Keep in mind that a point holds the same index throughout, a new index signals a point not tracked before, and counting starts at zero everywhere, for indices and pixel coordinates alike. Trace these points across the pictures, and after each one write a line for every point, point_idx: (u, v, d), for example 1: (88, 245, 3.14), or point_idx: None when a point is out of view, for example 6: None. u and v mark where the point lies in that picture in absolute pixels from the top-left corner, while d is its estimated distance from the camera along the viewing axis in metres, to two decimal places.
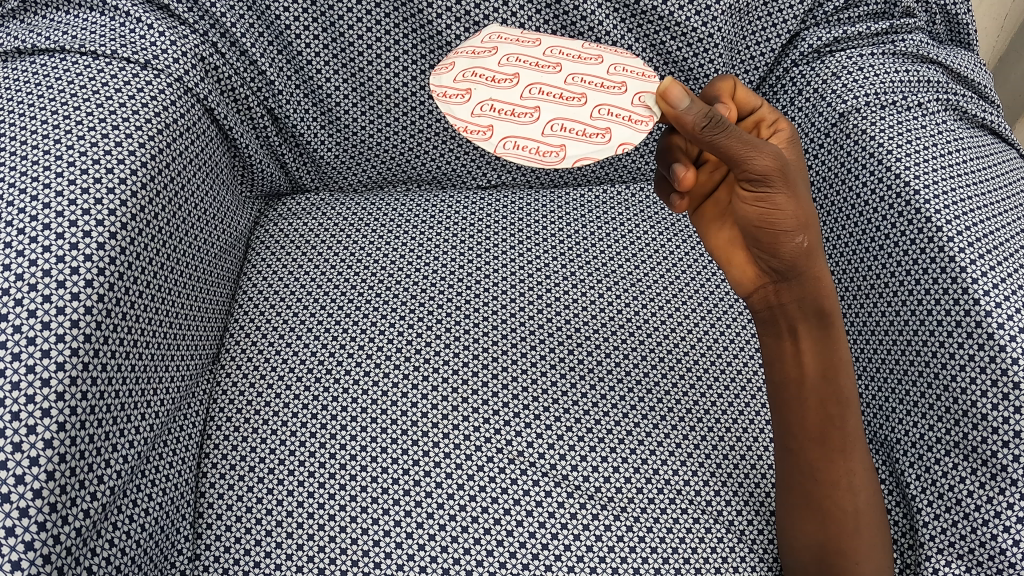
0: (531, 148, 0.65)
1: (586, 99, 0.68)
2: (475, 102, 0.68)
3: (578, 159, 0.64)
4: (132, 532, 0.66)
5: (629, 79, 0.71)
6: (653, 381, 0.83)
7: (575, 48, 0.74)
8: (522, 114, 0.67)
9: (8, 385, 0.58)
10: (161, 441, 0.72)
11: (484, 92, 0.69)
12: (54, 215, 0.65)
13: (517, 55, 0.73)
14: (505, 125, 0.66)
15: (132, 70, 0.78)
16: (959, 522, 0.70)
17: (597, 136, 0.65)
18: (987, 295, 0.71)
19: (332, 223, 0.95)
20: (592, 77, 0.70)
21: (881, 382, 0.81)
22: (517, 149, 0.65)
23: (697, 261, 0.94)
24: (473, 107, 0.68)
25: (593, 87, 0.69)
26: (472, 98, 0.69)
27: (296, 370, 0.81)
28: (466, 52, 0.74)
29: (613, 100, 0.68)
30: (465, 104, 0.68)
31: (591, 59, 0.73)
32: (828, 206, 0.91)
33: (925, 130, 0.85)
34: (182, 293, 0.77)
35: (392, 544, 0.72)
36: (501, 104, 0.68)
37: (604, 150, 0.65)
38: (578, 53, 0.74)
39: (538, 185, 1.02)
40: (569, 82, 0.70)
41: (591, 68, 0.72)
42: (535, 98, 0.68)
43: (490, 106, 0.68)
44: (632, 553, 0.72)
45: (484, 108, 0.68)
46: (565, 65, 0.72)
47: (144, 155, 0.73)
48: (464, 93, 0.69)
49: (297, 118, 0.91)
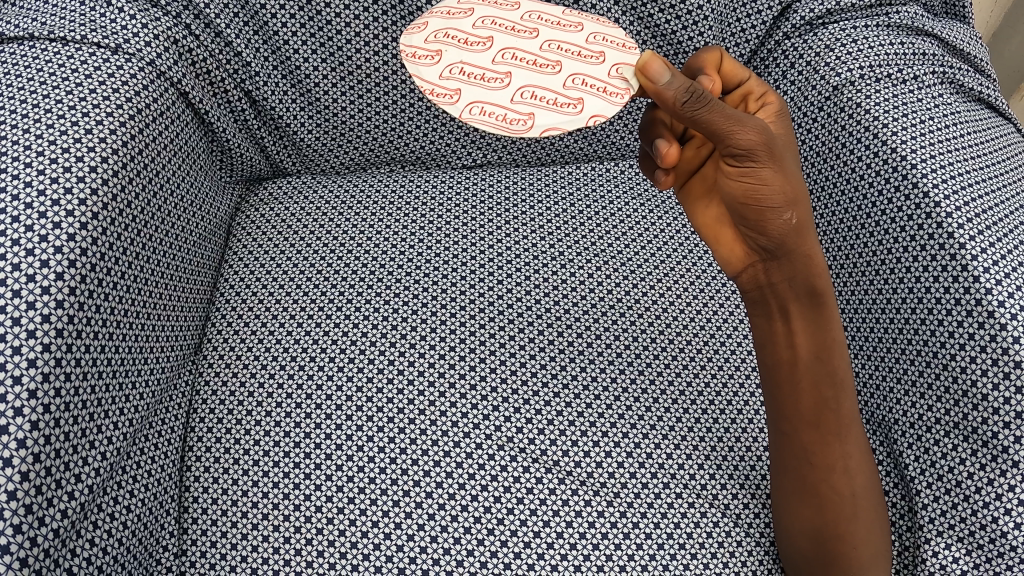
0: (498, 115, 0.64)
1: (561, 66, 0.66)
2: (445, 65, 0.67)
3: (546, 129, 0.63)
4: (114, 530, 0.64)
5: (608, 48, 0.68)
6: (644, 363, 0.82)
7: (554, 14, 0.72)
8: (493, 78, 0.66)
9: None
10: (142, 435, 0.70)
11: (455, 55, 0.67)
12: (22, 208, 0.63)
13: (493, 17, 0.70)
14: (473, 89, 0.65)
15: (103, 54, 0.76)
16: (960, 504, 0.69)
17: (569, 106, 0.64)
18: (987, 272, 0.69)
19: (314, 208, 0.93)
20: (569, 45, 0.68)
21: (878, 362, 0.79)
22: (484, 115, 0.64)
23: (689, 238, 0.92)
24: (441, 69, 0.67)
25: (569, 55, 0.67)
26: (442, 59, 0.67)
27: (279, 359, 0.79)
28: (441, 12, 0.72)
29: (589, 69, 0.66)
30: (434, 66, 0.67)
31: (571, 26, 0.70)
32: (821, 181, 0.89)
33: (921, 104, 0.83)
34: (160, 282, 0.75)
35: (380, 536, 0.70)
36: (471, 68, 0.66)
37: (575, 121, 0.63)
38: (556, 20, 0.71)
39: (525, 164, 1.00)
40: (544, 49, 0.67)
41: (570, 35, 0.69)
42: (507, 63, 0.66)
43: (459, 70, 0.66)
44: (626, 541, 0.71)
45: (453, 71, 0.66)
46: (543, 30, 0.69)
47: (116, 142, 0.71)
48: (434, 54, 0.68)
49: (275, 100, 0.89)
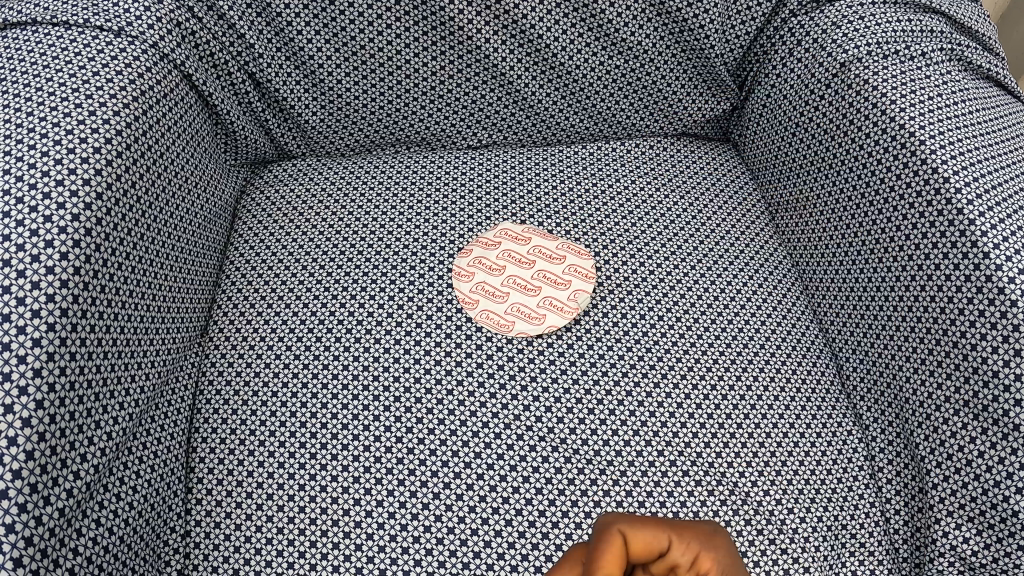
0: (492, 316, 0.80)
1: (536, 292, 0.82)
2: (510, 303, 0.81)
3: (483, 311, 0.80)
4: (126, 506, 0.65)
5: (574, 279, 0.83)
6: (653, 341, 0.81)
7: (535, 252, 0.85)
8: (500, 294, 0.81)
9: None
10: (148, 417, 0.70)
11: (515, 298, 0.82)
12: (27, 189, 0.64)
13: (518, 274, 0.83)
14: (488, 302, 0.81)
15: (105, 37, 0.75)
16: (971, 484, 0.70)
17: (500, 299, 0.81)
18: (997, 248, 0.69)
19: (319, 190, 0.91)
20: (489, 282, 0.82)
21: (886, 342, 0.78)
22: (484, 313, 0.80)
23: (696, 217, 0.92)
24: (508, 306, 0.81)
25: (489, 325, 0.79)
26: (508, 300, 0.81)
27: (285, 340, 0.79)
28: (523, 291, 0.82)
29: (550, 269, 0.84)
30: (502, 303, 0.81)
31: (529, 260, 0.84)
32: (815, 158, 0.87)
33: (930, 81, 0.81)
34: (164, 267, 0.74)
35: (384, 515, 0.70)
36: (518, 306, 0.81)
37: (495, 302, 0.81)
38: (496, 288, 0.82)
39: (530, 145, 0.97)
40: (505, 283, 0.82)
41: (529, 299, 0.81)
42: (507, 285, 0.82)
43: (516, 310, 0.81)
44: (632, 519, 0.71)
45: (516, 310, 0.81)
46: (511, 299, 0.81)
47: (120, 123, 0.71)
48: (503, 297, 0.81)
49: (278, 82, 0.86)
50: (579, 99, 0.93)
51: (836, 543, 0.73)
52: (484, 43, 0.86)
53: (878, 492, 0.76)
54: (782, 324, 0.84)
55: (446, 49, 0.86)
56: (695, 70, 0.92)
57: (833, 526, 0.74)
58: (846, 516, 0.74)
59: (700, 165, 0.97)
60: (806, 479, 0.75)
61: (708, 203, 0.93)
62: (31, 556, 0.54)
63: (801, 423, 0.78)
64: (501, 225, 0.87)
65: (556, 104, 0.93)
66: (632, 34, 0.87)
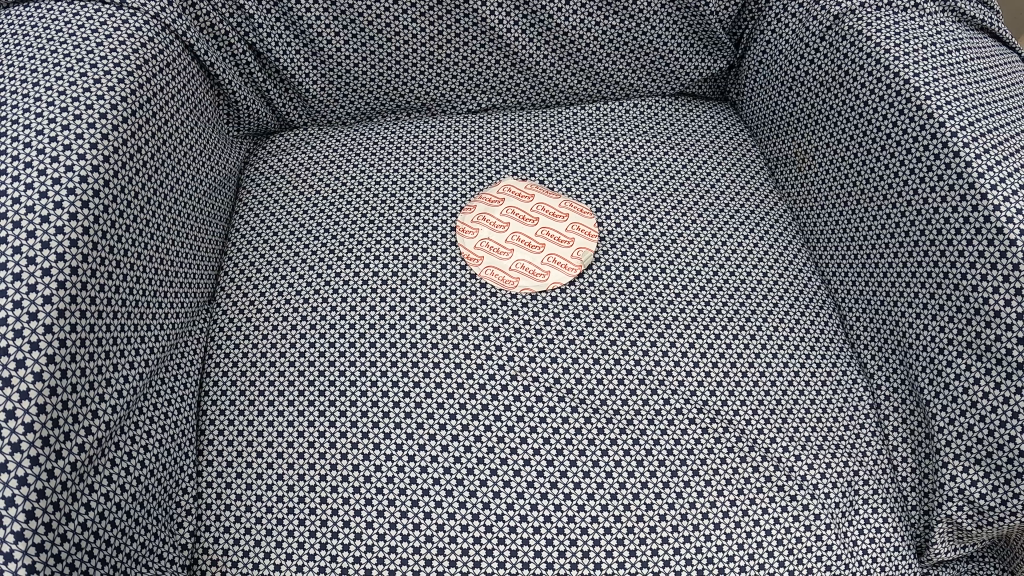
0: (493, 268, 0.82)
1: (539, 249, 0.84)
2: (513, 261, 0.83)
3: (487, 265, 0.82)
4: (143, 461, 0.65)
5: (576, 236, 0.85)
6: (654, 294, 0.82)
7: (539, 212, 0.87)
8: (504, 252, 0.83)
9: None
10: (158, 379, 0.70)
11: (517, 256, 0.83)
12: (35, 153, 0.64)
13: (523, 239, 0.85)
14: (492, 260, 0.83)
15: (107, 10, 0.77)
16: (976, 425, 0.70)
17: (504, 253, 0.83)
18: (994, 189, 0.69)
19: (321, 157, 0.92)
20: (493, 239, 0.84)
21: (889, 289, 0.79)
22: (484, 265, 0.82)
23: (694, 175, 0.93)
24: (511, 264, 0.83)
25: (495, 281, 0.81)
26: (511, 259, 0.83)
27: (292, 302, 0.80)
28: (523, 250, 0.84)
29: (552, 226, 0.86)
30: (505, 262, 0.83)
31: (532, 217, 0.87)
32: (812, 112, 0.87)
33: (924, 30, 0.82)
34: (170, 232, 0.75)
35: (393, 468, 0.70)
36: (520, 263, 0.83)
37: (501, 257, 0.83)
38: (499, 244, 0.84)
39: (529, 108, 0.99)
40: (509, 239, 0.84)
41: (532, 256, 0.83)
42: (511, 242, 0.84)
43: (519, 267, 0.82)
44: (639, 467, 0.72)
45: (519, 268, 0.82)
46: (515, 256, 0.83)
47: (125, 90, 0.72)
48: (507, 254, 0.83)
49: (278, 52, 0.87)
50: (574, 59, 0.94)
51: (846, 491, 0.74)
52: (481, 6, 0.87)
53: (884, 439, 0.77)
54: (783, 278, 0.85)
55: (443, 14, 0.87)
56: (690, 29, 0.93)
57: (841, 472, 0.74)
58: (854, 461, 0.75)
59: (698, 125, 0.98)
60: (812, 424, 0.76)
61: (707, 162, 0.94)
62: (46, 510, 0.53)
63: (804, 371, 0.79)
64: (504, 181, 0.89)
65: (555, 66, 0.94)
66: None
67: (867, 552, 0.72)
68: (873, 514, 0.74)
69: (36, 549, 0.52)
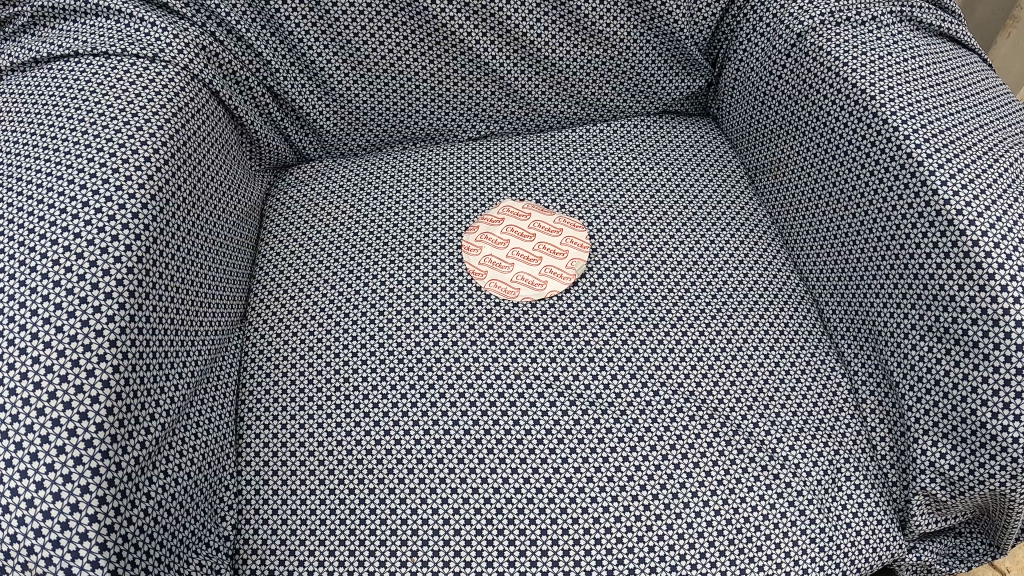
0: (496, 281, 0.90)
1: (536, 262, 0.92)
2: (513, 274, 0.91)
3: (491, 278, 0.90)
4: (191, 457, 0.73)
5: (570, 248, 0.93)
6: (642, 297, 0.90)
7: (536, 229, 0.95)
8: (505, 266, 0.91)
9: (65, 338, 0.65)
10: (202, 389, 0.78)
11: (517, 269, 0.91)
12: (90, 193, 0.73)
13: (523, 253, 0.93)
14: (495, 274, 0.90)
15: (142, 64, 0.85)
16: (941, 401, 0.76)
17: (505, 267, 0.91)
18: (945, 185, 0.76)
19: (336, 186, 1.00)
20: (495, 255, 0.92)
21: (859, 281, 0.86)
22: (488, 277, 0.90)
23: (680, 187, 1.00)
24: (512, 277, 0.90)
25: (498, 292, 0.89)
26: (511, 271, 0.91)
27: (318, 317, 0.88)
28: (522, 263, 0.92)
29: (548, 241, 0.93)
30: (506, 274, 0.90)
31: (529, 234, 0.94)
32: (784, 122, 0.95)
33: (881, 42, 0.89)
34: (206, 259, 0.83)
35: (412, 462, 0.78)
36: (519, 275, 0.91)
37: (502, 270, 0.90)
38: (500, 259, 0.91)
39: (526, 132, 1.07)
40: (509, 254, 0.92)
41: (530, 268, 0.91)
42: (511, 257, 0.92)
43: (519, 279, 0.90)
44: (634, 452, 0.79)
45: (519, 280, 0.90)
46: (515, 269, 0.91)
47: (163, 136, 0.80)
48: (508, 268, 0.91)
49: (294, 93, 0.96)
50: (564, 85, 1.02)
51: (828, 469, 0.80)
52: (474, 43, 0.95)
53: (862, 421, 0.83)
54: (762, 279, 0.93)
55: (441, 51, 0.96)
56: (669, 52, 1.01)
57: (822, 452, 0.81)
58: (834, 442, 0.82)
59: (682, 141, 1.06)
60: (793, 410, 0.83)
61: (691, 175, 1.02)
62: (115, 496, 0.62)
63: (786, 362, 0.86)
64: (503, 203, 0.97)
65: (548, 91, 1.02)
66: (608, 25, 0.96)
67: (850, 525, 0.78)
68: (855, 488, 0.80)
69: (106, 529, 0.61)
